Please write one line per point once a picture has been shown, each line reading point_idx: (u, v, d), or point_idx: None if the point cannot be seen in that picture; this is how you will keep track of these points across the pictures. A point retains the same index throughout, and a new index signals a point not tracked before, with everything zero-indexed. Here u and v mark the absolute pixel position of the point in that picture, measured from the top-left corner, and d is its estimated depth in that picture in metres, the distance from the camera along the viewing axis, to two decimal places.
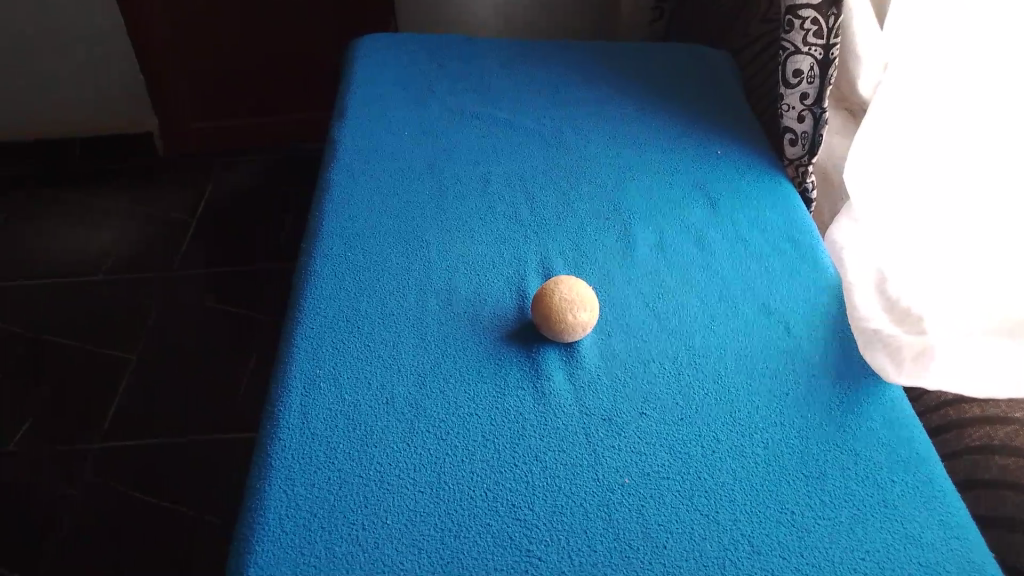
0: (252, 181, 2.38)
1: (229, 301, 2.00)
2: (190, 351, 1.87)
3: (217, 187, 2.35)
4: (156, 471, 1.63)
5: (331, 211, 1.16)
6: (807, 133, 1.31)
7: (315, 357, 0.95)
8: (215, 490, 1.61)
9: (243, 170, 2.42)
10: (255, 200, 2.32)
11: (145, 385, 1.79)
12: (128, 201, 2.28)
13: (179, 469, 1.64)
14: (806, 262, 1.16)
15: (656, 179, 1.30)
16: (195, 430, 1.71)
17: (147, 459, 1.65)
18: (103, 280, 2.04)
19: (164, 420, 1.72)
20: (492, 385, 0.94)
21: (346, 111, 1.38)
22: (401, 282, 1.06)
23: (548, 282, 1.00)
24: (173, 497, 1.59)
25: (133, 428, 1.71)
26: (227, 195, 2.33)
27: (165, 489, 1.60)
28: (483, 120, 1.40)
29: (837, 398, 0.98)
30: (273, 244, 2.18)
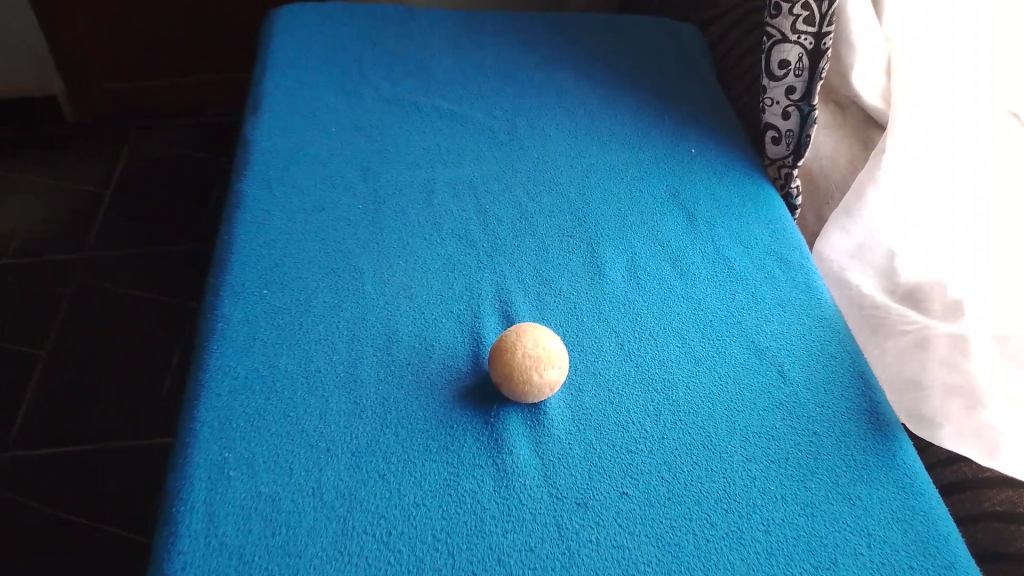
0: (180, 151, 2.08)
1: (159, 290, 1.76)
2: (110, 351, 1.64)
3: (137, 159, 2.04)
4: (72, 482, 1.44)
5: (243, 235, 0.98)
6: (793, 131, 1.16)
7: (223, 437, 0.78)
8: (141, 502, 1.42)
9: (167, 137, 2.12)
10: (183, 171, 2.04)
11: (57, 392, 1.57)
12: (50, 174, 1.97)
13: (111, 479, 1.44)
14: (798, 287, 1.02)
15: (626, 185, 1.14)
16: (114, 436, 1.51)
17: (63, 470, 1.45)
18: (15, 270, 1.77)
19: (83, 424, 1.52)
20: (442, 464, 0.78)
21: (262, 103, 1.18)
22: (329, 328, 0.89)
23: (511, 328, 0.84)
24: (91, 512, 1.40)
25: (48, 435, 1.50)
26: (151, 167, 2.03)
27: (83, 503, 1.41)
28: (426, 112, 1.21)
29: (844, 459, 0.85)
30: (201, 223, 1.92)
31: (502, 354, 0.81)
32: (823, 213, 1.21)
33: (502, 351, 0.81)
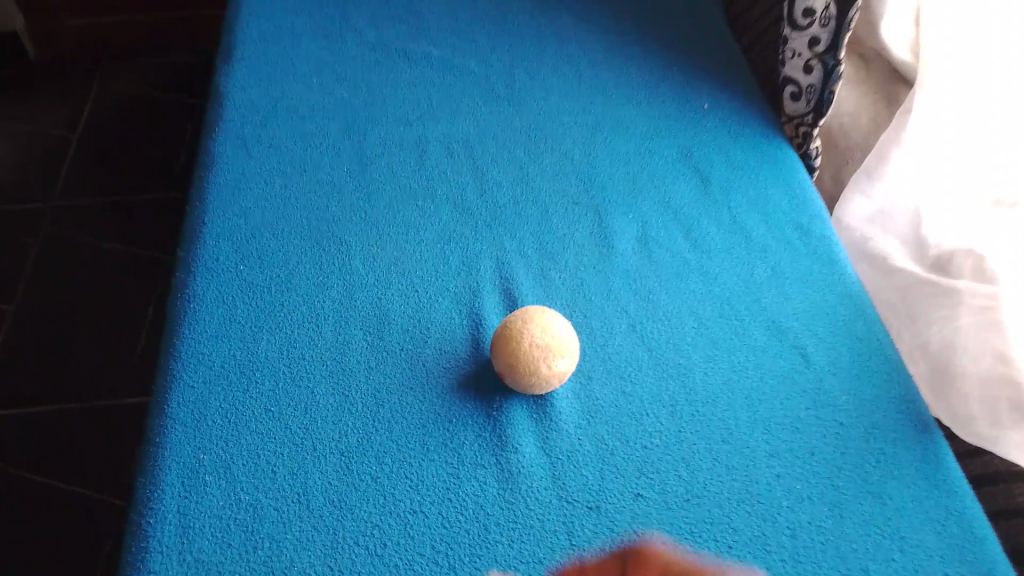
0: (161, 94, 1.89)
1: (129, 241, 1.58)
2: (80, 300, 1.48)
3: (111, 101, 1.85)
4: (36, 440, 1.29)
5: (216, 202, 0.89)
6: (813, 87, 1.06)
7: (197, 437, 0.70)
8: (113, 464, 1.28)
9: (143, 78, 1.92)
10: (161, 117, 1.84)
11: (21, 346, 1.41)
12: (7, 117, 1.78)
13: (84, 442, 1.30)
14: (821, 259, 0.95)
15: (634, 146, 1.05)
16: (80, 396, 1.35)
17: (25, 430, 1.30)
18: None
19: (53, 379, 1.36)
20: (441, 465, 0.71)
21: (235, 50, 1.07)
22: (313, 309, 0.81)
23: (519, 310, 0.76)
24: (58, 472, 1.26)
25: (14, 392, 1.35)
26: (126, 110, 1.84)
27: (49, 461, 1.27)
28: (415, 60, 1.10)
29: (871, 454, 0.78)
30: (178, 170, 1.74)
31: (503, 342, 0.74)
32: (842, 175, 1.13)
33: (503, 338, 0.74)
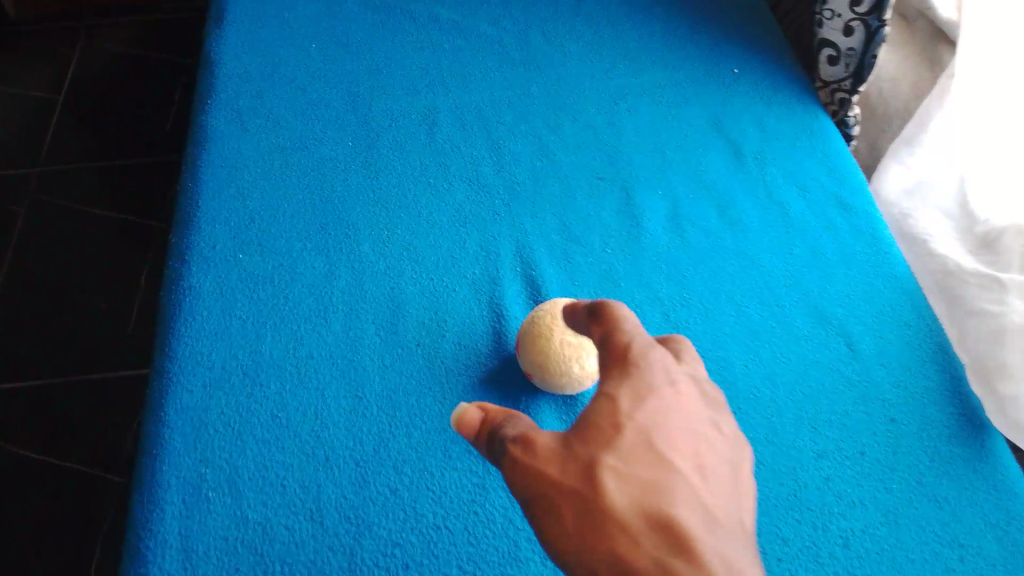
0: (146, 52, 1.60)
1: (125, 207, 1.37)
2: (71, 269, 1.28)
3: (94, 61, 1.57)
4: (27, 413, 1.13)
5: (211, 183, 0.81)
6: (854, 50, 0.97)
7: (199, 448, 0.64)
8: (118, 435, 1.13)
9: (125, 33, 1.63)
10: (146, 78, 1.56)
11: None
12: None
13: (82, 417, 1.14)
14: (864, 239, 0.88)
15: (661, 114, 0.97)
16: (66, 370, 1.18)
17: (14, 403, 1.14)
18: None
19: (41, 348, 1.20)
20: (465, 474, 0.65)
21: (225, 12, 0.98)
22: (320, 302, 0.74)
23: (545, 303, 0.70)
24: (57, 446, 1.11)
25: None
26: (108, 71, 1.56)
27: (45, 434, 1.12)
28: (422, 22, 1.02)
29: (926, 452, 0.73)
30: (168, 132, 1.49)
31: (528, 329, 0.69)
32: (878, 144, 1.07)
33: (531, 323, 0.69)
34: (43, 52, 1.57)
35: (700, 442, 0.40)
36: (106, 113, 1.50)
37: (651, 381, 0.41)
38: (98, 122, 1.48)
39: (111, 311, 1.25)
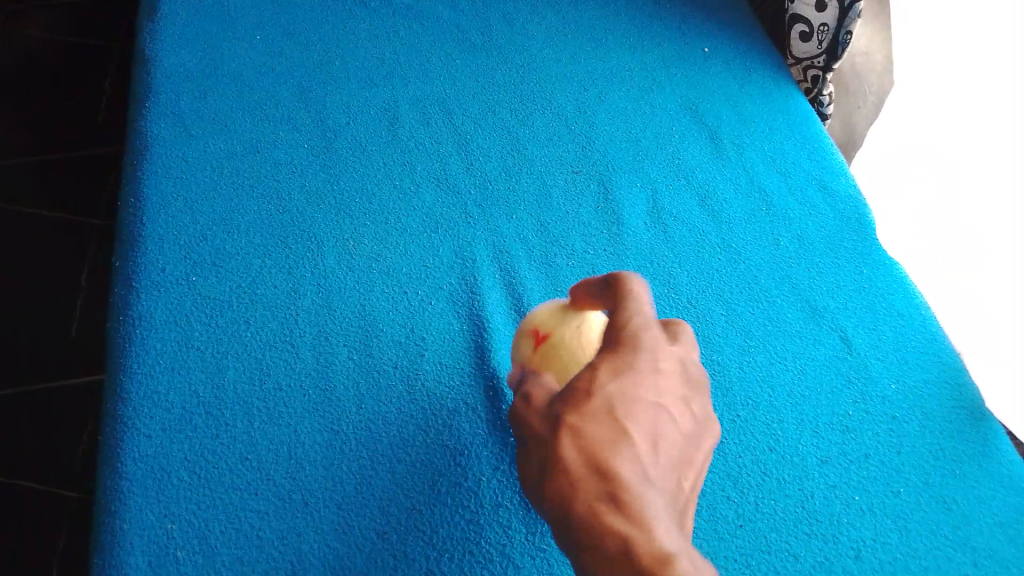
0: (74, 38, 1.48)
1: (55, 200, 1.24)
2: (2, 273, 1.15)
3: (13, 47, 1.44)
4: None
5: (155, 197, 0.74)
6: (827, 26, 0.94)
7: (162, 501, 0.58)
8: (72, 442, 1.01)
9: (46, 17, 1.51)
10: (76, 65, 1.44)
11: None
12: None
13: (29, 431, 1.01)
14: (851, 225, 0.85)
15: (633, 99, 0.92)
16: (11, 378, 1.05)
17: None
18: None
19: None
20: (456, 509, 0.60)
21: (159, 5, 0.90)
22: (284, 326, 0.68)
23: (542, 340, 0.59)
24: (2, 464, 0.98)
25: None
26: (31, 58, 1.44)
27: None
28: (375, 8, 0.95)
29: (930, 450, 0.70)
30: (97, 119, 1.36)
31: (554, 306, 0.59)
32: (852, 122, 1.07)
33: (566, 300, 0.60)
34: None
35: (657, 418, 0.42)
36: (36, 103, 1.37)
37: (630, 351, 0.45)
38: (27, 114, 1.35)
39: (55, 315, 1.12)
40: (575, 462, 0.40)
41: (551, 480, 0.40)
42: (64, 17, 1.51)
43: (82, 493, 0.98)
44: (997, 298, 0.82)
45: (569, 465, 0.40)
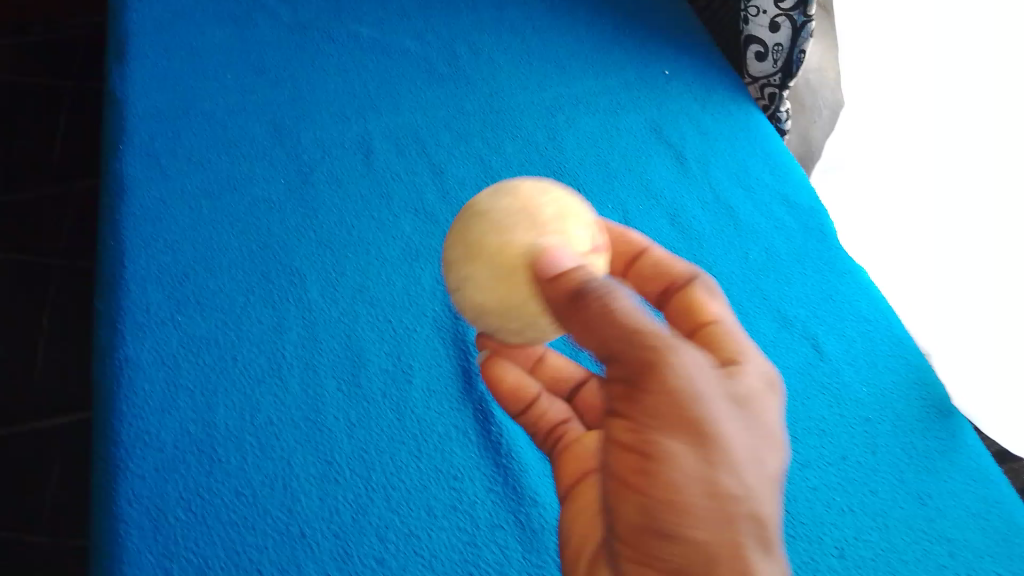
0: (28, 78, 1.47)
1: (18, 243, 1.23)
2: None
3: None
4: None
5: (136, 238, 0.74)
6: (781, 46, 0.98)
7: (160, 541, 0.58)
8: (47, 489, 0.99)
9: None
10: (33, 106, 1.43)
11: None
12: None
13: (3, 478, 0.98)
14: (815, 237, 0.88)
15: (601, 123, 0.95)
16: None
17: None
18: None
19: None
20: (453, 533, 0.62)
21: (126, 46, 0.91)
22: (272, 360, 0.68)
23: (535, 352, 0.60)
24: None
25: None
26: None
27: None
28: (342, 42, 0.97)
29: (903, 449, 0.73)
30: (57, 160, 1.35)
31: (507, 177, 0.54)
32: (809, 135, 1.10)
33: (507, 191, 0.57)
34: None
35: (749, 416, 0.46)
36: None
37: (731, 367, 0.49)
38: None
39: (24, 360, 1.10)
40: (696, 373, 0.44)
41: (668, 386, 0.43)
42: (14, 56, 1.49)
43: (53, 537, 0.95)
44: (978, 301, 0.88)
45: (690, 382, 0.44)
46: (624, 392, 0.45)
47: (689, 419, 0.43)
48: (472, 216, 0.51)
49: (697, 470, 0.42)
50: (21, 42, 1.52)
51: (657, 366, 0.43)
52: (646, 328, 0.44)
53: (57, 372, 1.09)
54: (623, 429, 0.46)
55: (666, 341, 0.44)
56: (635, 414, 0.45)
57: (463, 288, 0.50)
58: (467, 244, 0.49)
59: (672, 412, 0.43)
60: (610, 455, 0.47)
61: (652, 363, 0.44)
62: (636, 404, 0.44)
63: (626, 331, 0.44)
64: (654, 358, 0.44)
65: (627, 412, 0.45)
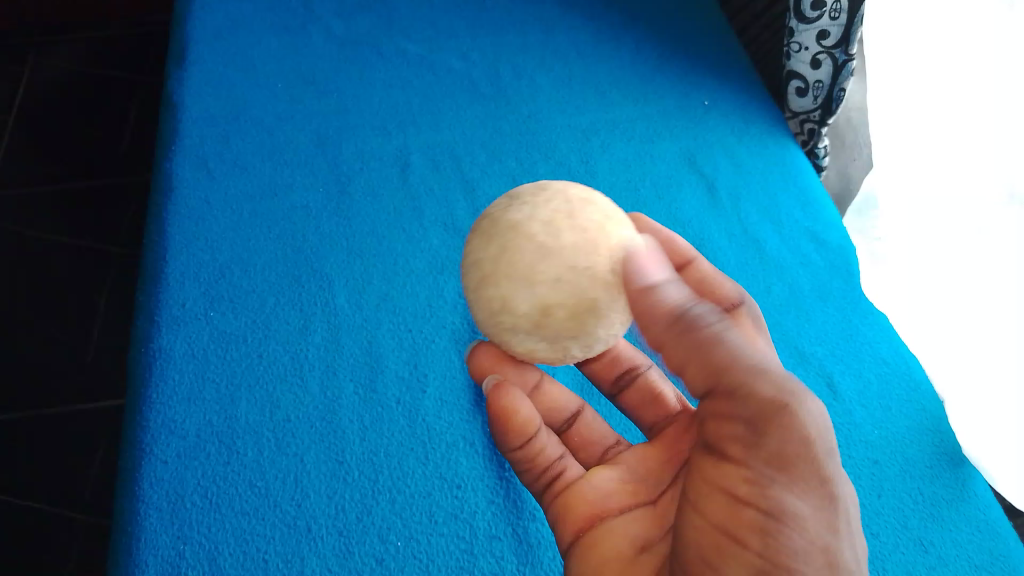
0: (102, 71, 1.55)
1: (79, 227, 1.29)
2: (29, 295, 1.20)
3: (45, 78, 1.52)
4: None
5: (179, 235, 0.79)
6: (823, 83, 0.98)
7: (175, 524, 0.62)
8: (89, 466, 1.04)
9: (77, 52, 1.58)
10: (103, 98, 1.50)
11: None
12: None
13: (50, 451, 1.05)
14: (841, 275, 0.88)
15: (635, 150, 0.96)
16: (34, 400, 1.08)
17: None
18: None
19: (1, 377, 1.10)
20: (452, 540, 0.64)
21: (186, 51, 0.96)
22: (296, 361, 0.72)
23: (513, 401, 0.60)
24: (23, 483, 1.01)
25: None
26: (59, 89, 1.50)
27: (16, 470, 1.02)
28: (390, 58, 1.00)
29: (909, 494, 0.73)
30: (120, 151, 1.42)
31: (511, 193, 0.54)
32: (848, 173, 1.11)
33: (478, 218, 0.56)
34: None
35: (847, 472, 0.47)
36: (62, 136, 1.42)
37: None
38: (52, 146, 1.41)
39: (77, 341, 1.16)
40: (823, 425, 0.44)
41: (798, 434, 0.43)
42: (91, 54, 1.58)
43: (94, 516, 1.01)
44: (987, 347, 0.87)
45: (818, 439, 0.44)
46: (739, 436, 0.45)
47: (819, 474, 0.44)
48: (554, 210, 0.50)
49: (817, 535, 0.43)
50: (100, 41, 1.61)
51: (791, 413, 0.44)
52: (771, 367, 0.45)
53: (107, 352, 1.15)
54: (740, 479, 0.44)
55: (798, 385, 0.45)
56: (754, 463, 0.44)
57: (591, 277, 0.48)
58: (575, 237, 0.48)
59: (797, 464, 0.43)
60: (708, 502, 0.45)
61: (784, 408, 0.44)
62: (762, 447, 0.44)
63: (749, 369, 0.45)
64: (790, 403, 0.44)
65: (745, 460, 0.44)
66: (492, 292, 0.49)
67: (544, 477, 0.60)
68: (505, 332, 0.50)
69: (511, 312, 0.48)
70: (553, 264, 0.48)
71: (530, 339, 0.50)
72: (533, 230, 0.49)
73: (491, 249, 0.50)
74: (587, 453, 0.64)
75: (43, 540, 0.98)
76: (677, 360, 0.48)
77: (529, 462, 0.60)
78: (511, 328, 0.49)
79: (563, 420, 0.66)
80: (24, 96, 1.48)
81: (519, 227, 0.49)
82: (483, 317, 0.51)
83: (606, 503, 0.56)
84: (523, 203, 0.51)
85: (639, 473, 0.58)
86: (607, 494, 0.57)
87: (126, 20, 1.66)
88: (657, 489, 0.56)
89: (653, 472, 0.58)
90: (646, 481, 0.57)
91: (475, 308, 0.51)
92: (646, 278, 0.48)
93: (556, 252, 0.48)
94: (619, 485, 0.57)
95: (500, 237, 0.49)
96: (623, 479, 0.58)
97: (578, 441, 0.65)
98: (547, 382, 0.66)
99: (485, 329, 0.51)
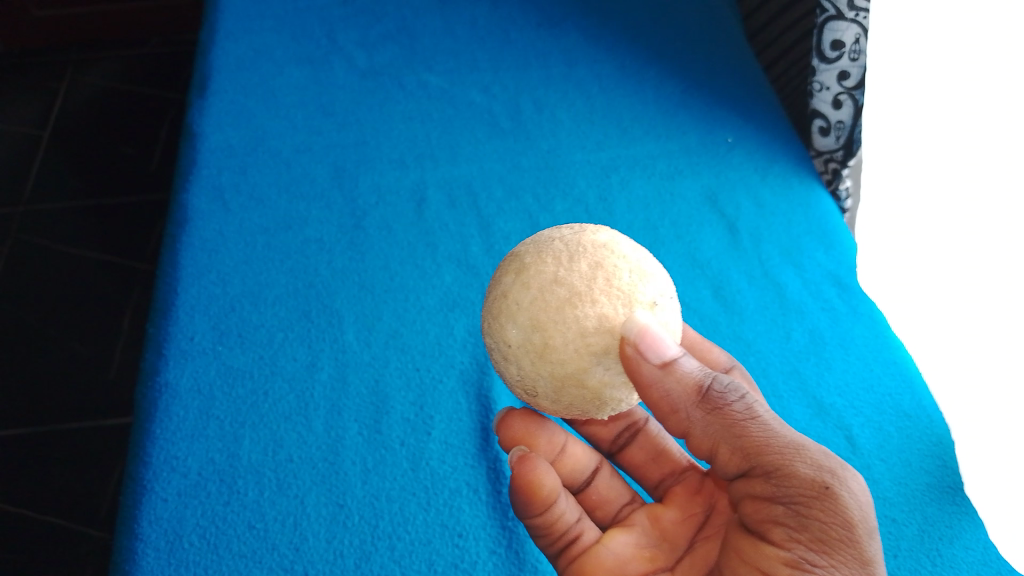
0: (135, 89, 1.57)
1: (103, 244, 1.30)
2: (52, 308, 1.20)
3: (79, 94, 1.54)
4: (13, 457, 1.03)
5: (191, 267, 0.79)
6: (844, 123, 0.96)
7: (172, 564, 0.61)
8: (103, 484, 1.03)
9: (112, 70, 1.60)
10: (134, 115, 1.52)
11: None
12: None
13: (65, 466, 1.04)
14: (862, 322, 0.85)
15: (655, 188, 0.95)
16: (49, 417, 1.08)
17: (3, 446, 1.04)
18: None
19: (17, 392, 1.10)
20: None
21: (209, 80, 0.97)
22: (301, 399, 0.71)
23: (531, 471, 0.53)
24: (35, 498, 1.01)
25: None
26: (91, 104, 1.53)
27: (27, 486, 1.02)
28: (411, 90, 1.01)
29: (927, 555, 0.69)
30: (147, 169, 1.43)
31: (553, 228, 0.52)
32: None
33: (512, 250, 0.51)
34: (31, 89, 1.53)
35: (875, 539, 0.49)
36: (95, 151, 1.44)
37: None
38: (85, 161, 1.42)
39: (96, 356, 1.16)
40: (863, 506, 0.46)
41: (841, 517, 0.45)
42: (127, 70, 1.60)
43: (110, 533, 0.99)
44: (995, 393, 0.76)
45: (860, 520, 0.46)
46: (779, 518, 0.47)
47: (860, 557, 0.45)
48: (626, 241, 0.51)
49: None
50: (135, 60, 1.63)
51: (831, 494, 0.46)
52: (803, 445, 0.47)
53: (126, 371, 1.15)
54: (780, 562, 0.46)
55: (834, 464, 0.47)
56: (795, 546, 0.46)
57: (670, 307, 0.49)
58: (654, 267, 0.50)
59: (840, 546, 0.45)
60: None
61: (825, 489, 0.46)
62: (803, 530, 0.46)
63: (782, 445, 0.46)
64: (830, 484, 0.46)
65: (785, 543, 0.46)
66: (586, 309, 0.46)
67: (560, 542, 0.55)
68: (588, 357, 0.46)
69: (608, 331, 0.46)
70: (649, 288, 0.48)
71: (615, 365, 0.47)
72: (622, 251, 0.49)
73: (583, 266, 0.47)
74: (604, 512, 0.62)
75: (54, 556, 0.97)
76: (705, 438, 0.49)
77: (546, 527, 0.55)
78: (598, 353, 0.46)
79: (581, 481, 0.63)
80: (61, 111, 1.50)
81: (609, 248, 0.48)
82: (565, 339, 0.46)
83: (625, 569, 0.55)
84: (592, 231, 0.50)
85: (655, 537, 0.58)
86: (625, 560, 0.55)
87: (163, 39, 1.69)
88: (674, 554, 0.57)
89: (669, 536, 0.58)
90: (662, 546, 0.57)
91: (554, 329, 0.46)
92: (661, 357, 0.44)
93: (650, 278, 0.48)
94: (636, 551, 0.56)
95: (593, 255, 0.47)
96: (640, 544, 0.57)
97: (596, 499, 0.62)
98: (572, 443, 0.62)
99: (559, 355, 0.46)
